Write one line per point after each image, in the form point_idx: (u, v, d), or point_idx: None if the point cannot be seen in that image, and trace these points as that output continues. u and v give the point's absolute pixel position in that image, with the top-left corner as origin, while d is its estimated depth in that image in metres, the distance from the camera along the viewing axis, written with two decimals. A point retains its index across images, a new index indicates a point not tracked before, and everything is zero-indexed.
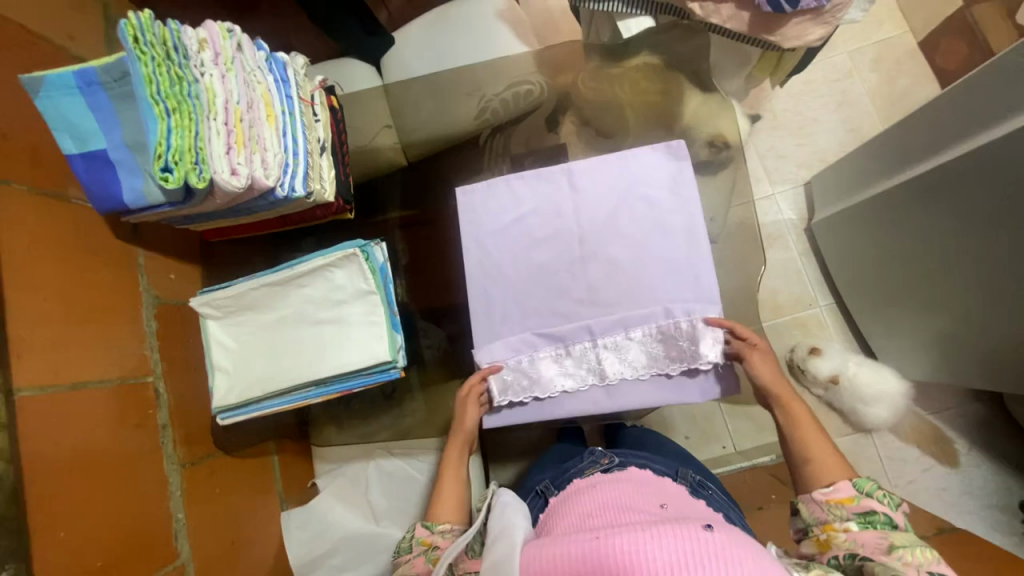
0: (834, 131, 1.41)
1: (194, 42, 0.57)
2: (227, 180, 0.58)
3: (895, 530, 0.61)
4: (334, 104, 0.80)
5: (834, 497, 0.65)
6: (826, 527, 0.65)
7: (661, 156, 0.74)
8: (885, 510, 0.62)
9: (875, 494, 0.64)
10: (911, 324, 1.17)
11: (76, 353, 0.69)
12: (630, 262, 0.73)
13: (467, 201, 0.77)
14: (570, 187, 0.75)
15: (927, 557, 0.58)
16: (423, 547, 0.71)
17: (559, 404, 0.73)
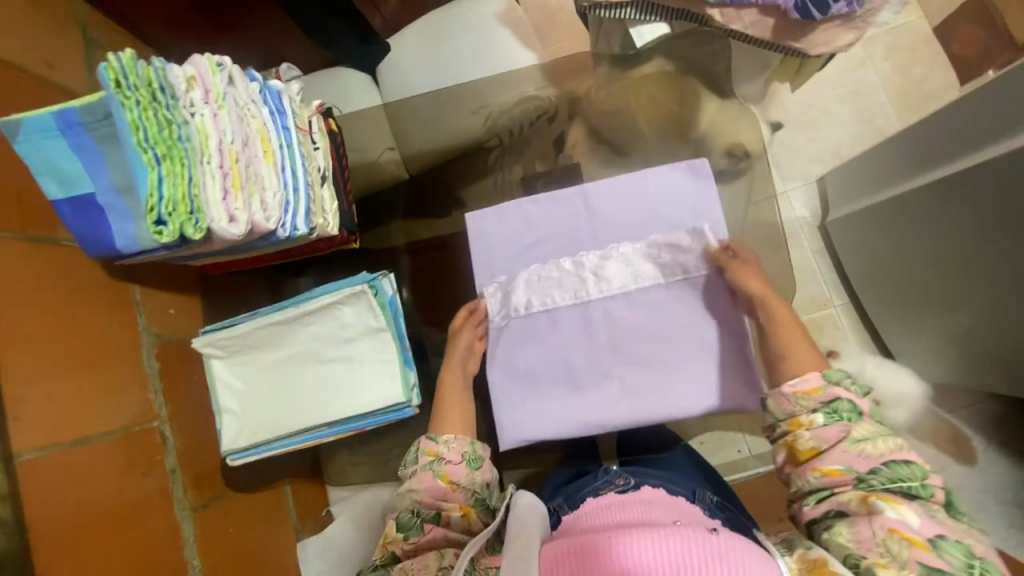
0: (847, 123, 1.36)
1: (182, 80, 0.52)
2: (225, 229, 0.54)
3: (856, 420, 0.59)
4: (333, 128, 0.75)
5: (801, 388, 0.61)
6: (792, 423, 0.61)
7: (682, 175, 0.72)
8: (849, 398, 0.60)
9: (842, 382, 0.61)
10: (928, 325, 1.15)
11: (75, 405, 0.67)
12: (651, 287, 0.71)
13: (478, 227, 0.74)
14: (586, 211, 0.73)
15: (886, 447, 0.57)
16: (429, 459, 0.67)
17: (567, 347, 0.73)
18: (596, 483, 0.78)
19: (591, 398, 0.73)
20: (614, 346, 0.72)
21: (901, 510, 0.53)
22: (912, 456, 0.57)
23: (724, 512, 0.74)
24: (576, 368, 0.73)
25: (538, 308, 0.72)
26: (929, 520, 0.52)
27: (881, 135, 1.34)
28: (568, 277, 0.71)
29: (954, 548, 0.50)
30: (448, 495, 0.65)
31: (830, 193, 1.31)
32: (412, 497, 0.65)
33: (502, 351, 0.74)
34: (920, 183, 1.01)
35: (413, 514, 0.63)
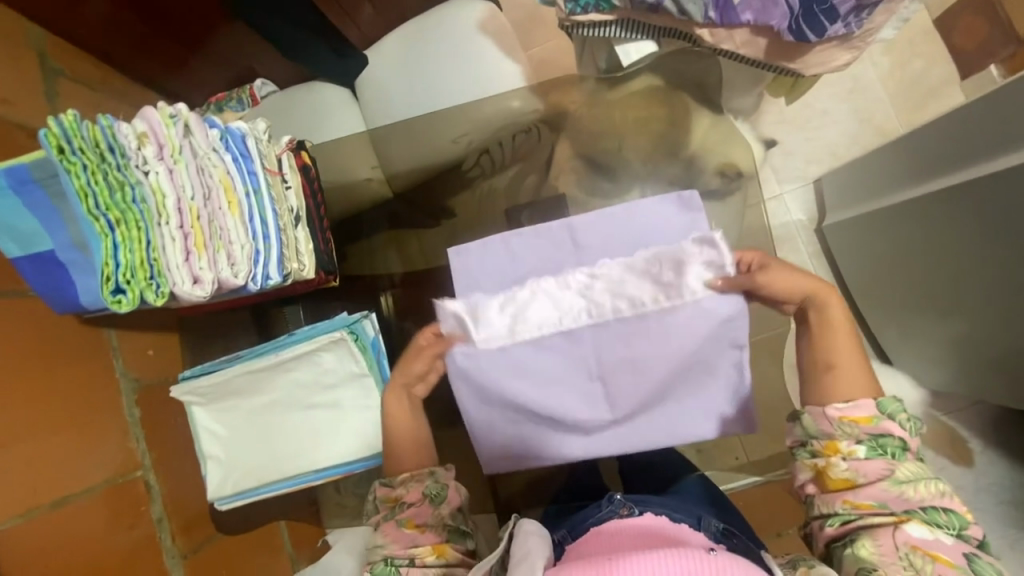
0: (844, 122, 1.32)
1: (132, 138, 0.49)
2: (188, 293, 0.52)
3: (903, 457, 0.57)
4: (305, 162, 0.71)
5: (849, 415, 0.58)
6: (830, 446, 0.59)
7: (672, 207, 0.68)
8: (900, 435, 0.58)
9: (898, 416, 0.58)
10: (924, 331, 1.12)
11: (53, 464, 0.65)
12: None
13: (462, 263, 0.70)
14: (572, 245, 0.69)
15: (928, 486, 0.56)
16: (391, 507, 0.63)
17: (545, 371, 0.65)
18: (600, 512, 0.70)
19: (579, 431, 0.68)
20: (604, 375, 0.65)
21: (933, 535, 0.53)
22: (953, 502, 0.56)
23: (731, 541, 0.66)
24: (561, 400, 0.66)
25: (516, 337, 0.62)
26: (959, 545, 0.53)
27: (878, 133, 1.30)
28: (547, 297, 0.61)
29: (985, 569, 0.51)
30: (417, 540, 0.60)
31: (828, 196, 1.28)
32: (380, 549, 0.60)
33: (473, 380, 0.65)
34: (923, 192, 0.98)
35: (386, 566, 0.59)
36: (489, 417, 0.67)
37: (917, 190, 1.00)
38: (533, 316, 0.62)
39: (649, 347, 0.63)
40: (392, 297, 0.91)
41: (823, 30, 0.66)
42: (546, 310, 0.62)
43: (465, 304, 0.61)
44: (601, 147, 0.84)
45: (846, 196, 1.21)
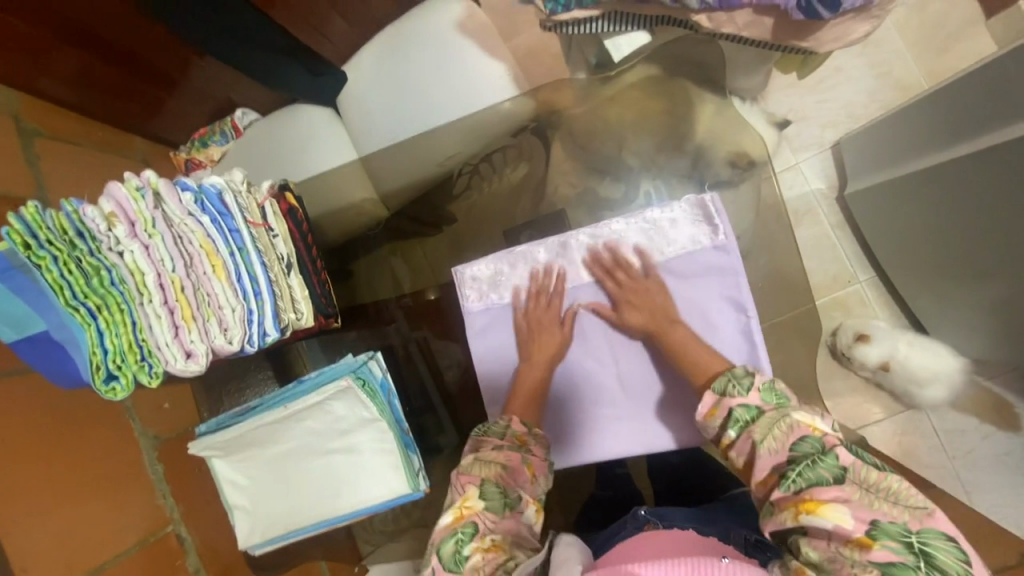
0: (860, 78, 1.22)
1: (100, 221, 0.48)
2: (183, 368, 0.50)
3: (757, 417, 0.53)
4: (291, 204, 0.68)
5: (701, 414, 0.57)
6: (722, 448, 0.56)
7: (688, 215, 0.65)
8: (742, 402, 0.55)
9: (727, 389, 0.56)
10: (962, 298, 1.05)
11: (82, 536, 0.65)
12: (657, 337, 0.67)
13: (470, 273, 0.72)
14: (584, 251, 0.67)
15: (782, 433, 0.51)
16: (517, 444, 0.60)
17: (559, 336, 0.69)
18: (625, 530, 0.67)
19: (597, 393, 0.69)
20: (608, 331, 0.68)
21: (829, 513, 0.45)
22: (807, 429, 0.50)
23: (766, 555, 0.60)
24: (572, 356, 0.69)
25: (524, 295, 0.70)
26: (861, 507, 0.45)
27: (898, 87, 1.21)
28: (549, 261, 0.69)
29: (890, 529, 0.44)
30: (528, 486, 0.58)
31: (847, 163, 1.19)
32: (495, 468, 0.56)
33: (490, 340, 0.72)
34: (952, 156, 0.90)
35: (498, 490, 0.55)
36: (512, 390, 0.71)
37: (950, 152, 0.92)
38: (539, 282, 0.69)
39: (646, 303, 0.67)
40: (403, 322, 0.88)
41: (837, 6, 0.63)
42: (551, 274, 0.69)
43: (478, 267, 0.71)
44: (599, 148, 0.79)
45: (868, 161, 1.13)
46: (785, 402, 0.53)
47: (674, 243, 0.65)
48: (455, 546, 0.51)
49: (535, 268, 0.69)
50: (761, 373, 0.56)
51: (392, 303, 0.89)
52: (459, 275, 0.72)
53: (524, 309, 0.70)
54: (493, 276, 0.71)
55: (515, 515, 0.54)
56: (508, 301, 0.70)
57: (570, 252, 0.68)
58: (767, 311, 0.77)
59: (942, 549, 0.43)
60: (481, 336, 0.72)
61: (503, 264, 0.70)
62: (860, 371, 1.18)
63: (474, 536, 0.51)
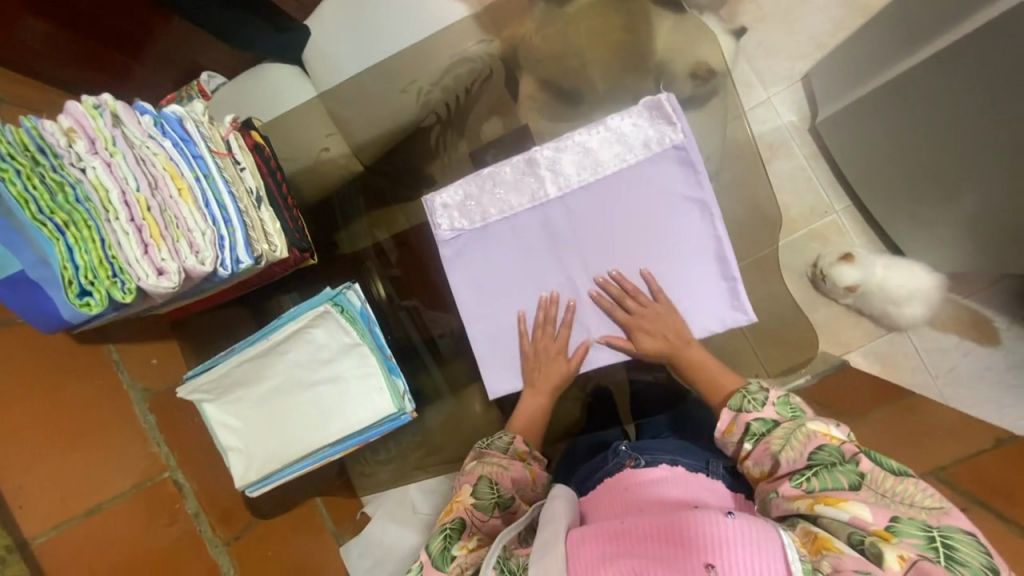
0: (827, 7, 1.23)
1: (59, 135, 0.49)
2: (155, 285, 0.51)
3: (772, 429, 0.63)
4: (256, 141, 0.68)
5: (720, 430, 0.67)
6: (741, 461, 0.65)
7: (643, 121, 0.66)
8: (757, 417, 0.65)
9: (743, 405, 0.66)
10: (935, 213, 1.06)
11: (76, 478, 0.66)
12: (628, 242, 0.68)
13: (440, 201, 0.71)
14: (549, 168, 0.68)
15: (800, 442, 0.60)
16: (518, 458, 0.72)
17: (535, 254, 0.70)
18: (609, 464, 0.75)
19: (564, 308, 0.71)
20: (579, 240, 0.69)
21: (849, 507, 0.53)
22: (823, 438, 0.60)
23: (736, 482, 0.70)
24: (544, 270, 0.70)
25: (494, 217, 0.70)
26: (879, 507, 0.53)
27: (863, 13, 1.22)
28: (517, 181, 0.69)
29: (909, 525, 0.52)
30: (523, 488, 0.70)
31: (817, 91, 1.20)
32: (494, 468, 0.69)
33: (465, 267, 0.72)
34: (916, 61, 0.90)
35: (491, 490, 0.66)
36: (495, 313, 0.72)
37: (909, 61, 0.93)
38: (509, 203, 0.69)
39: (613, 213, 0.68)
40: (376, 279, 0.89)
41: None
42: (518, 193, 0.69)
43: (447, 193, 0.71)
44: (561, 73, 0.80)
45: (836, 86, 1.13)
46: (797, 415, 0.64)
47: (635, 148, 0.66)
48: (443, 544, 0.62)
49: (504, 188, 0.69)
50: (773, 391, 0.66)
51: (377, 270, 0.89)
52: (428, 204, 0.71)
53: (532, 337, 0.72)
54: (463, 203, 0.71)
55: (505, 513, 0.66)
56: (479, 225, 0.70)
57: (536, 169, 0.68)
58: (733, 221, 0.79)
59: (961, 542, 0.50)
60: (455, 263, 0.72)
61: (472, 187, 0.70)
62: (839, 297, 1.20)
63: (462, 529, 0.63)
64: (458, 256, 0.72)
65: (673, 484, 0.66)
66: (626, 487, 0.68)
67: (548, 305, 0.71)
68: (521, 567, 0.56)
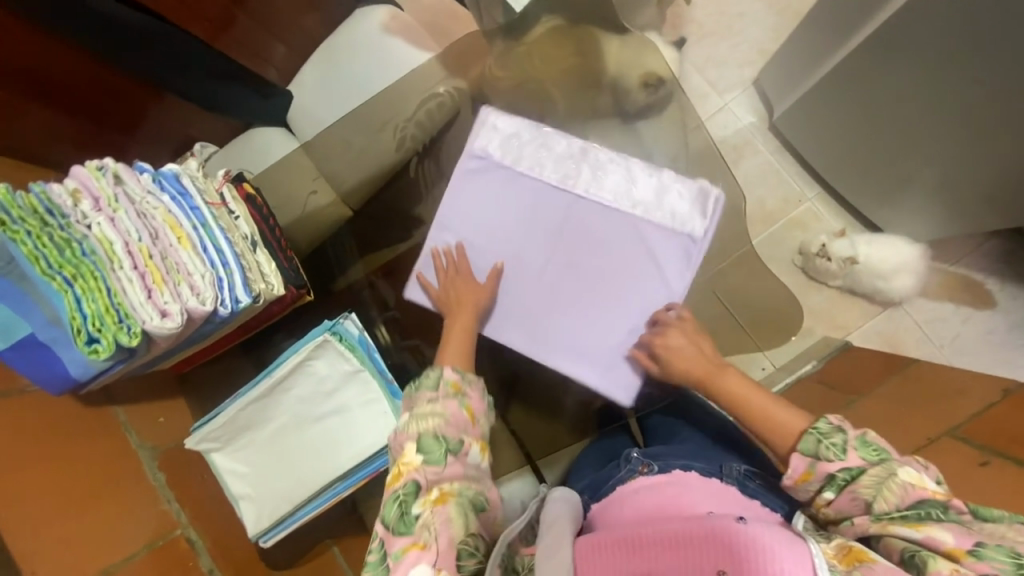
0: (763, 18, 1.34)
1: (66, 197, 0.55)
2: (159, 325, 0.54)
3: (859, 477, 0.55)
4: (249, 191, 0.72)
5: (795, 479, 0.60)
6: (815, 507, 0.59)
7: (689, 196, 0.71)
8: (841, 464, 0.57)
9: (822, 452, 0.58)
10: (903, 185, 1.11)
11: (86, 539, 0.65)
12: (617, 263, 0.72)
13: (490, 126, 0.75)
14: (594, 173, 0.73)
15: (895, 493, 0.53)
16: (451, 391, 0.67)
17: (533, 227, 0.74)
18: (621, 472, 0.73)
19: (528, 261, 0.74)
20: (577, 244, 0.73)
21: (923, 526, 0.50)
22: (922, 491, 0.53)
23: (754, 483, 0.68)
24: (528, 258, 0.74)
25: (525, 169, 0.74)
26: (961, 533, 0.49)
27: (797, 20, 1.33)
28: (558, 155, 0.74)
29: (994, 551, 0.47)
30: (470, 430, 0.65)
31: (769, 91, 1.28)
32: (432, 421, 0.63)
33: (479, 189, 0.75)
34: (848, 50, 0.98)
35: (438, 444, 0.62)
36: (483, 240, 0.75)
37: (844, 50, 1.00)
38: (542, 168, 0.74)
39: (621, 238, 0.72)
40: (386, 332, 0.93)
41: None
42: (552, 161, 0.74)
43: (504, 120, 0.75)
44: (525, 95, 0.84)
45: (784, 84, 1.21)
46: (884, 456, 0.56)
47: (664, 201, 0.71)
48: (399, 508, 0.59)
49: (554, 154, 0.74)
50: (851, 430, 0.58)
51: (376, 318, 0.93)
52: (483, 115, 0.75)
53: (438, 285, 0.76)
54: (511, 138, 0.75)
55: (459, 459, 0.62)
56: (509, 164, 0.74)
57: (583, 178, 0.73)
58: None
59: None
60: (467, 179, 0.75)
61: (527, 130, 0.75)
62: (829, 278, 1.22)
63: (418, 491, 0.59)
64: (476, 176, 0.75)
65: (694, 488, 0.65)
66: (635, 490, 0.67)
67: (520, 247, 0.74)
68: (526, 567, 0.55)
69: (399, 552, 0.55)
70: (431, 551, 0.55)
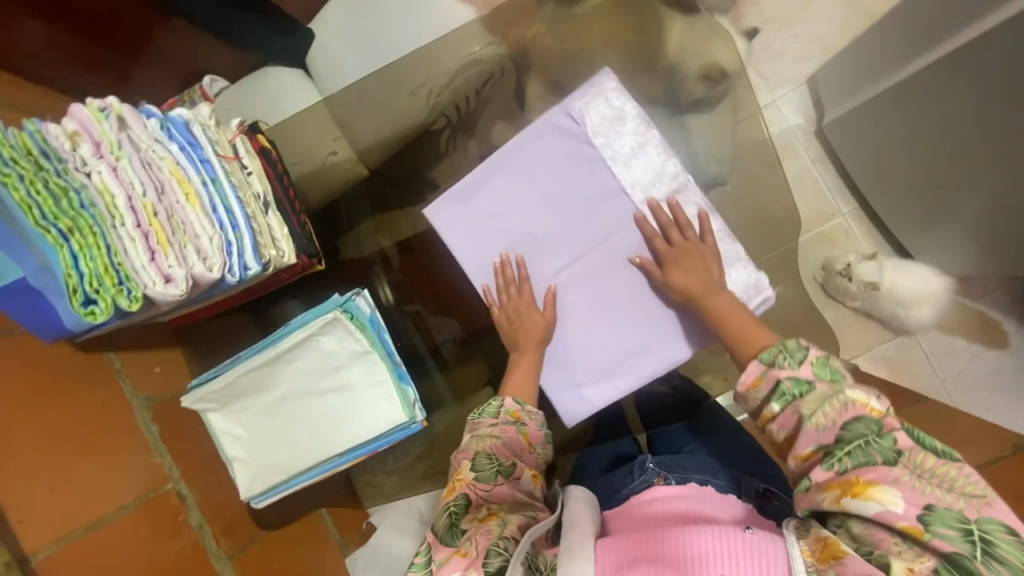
0: (831, 10, 1.24)
1: (63, 139, 0.49)
2: (162, 292, 0.50)
3: (807, 392, 0.52)
4: (263, 145, 0.65)
5: (745, 383, 0.56)
6: (760, 420, 0.55)
7: (741, 280, 0.67)
8: (792, 373, 0.53)
9: (776, 361, 0.54)
10: (945, 216, 1.06)
11: (77, 490, 0.65)
12: (637, 295, 0.69)
13: (597, 99, 0.66)
14: (672, 208, 0.66)
15: (834, 410, 0.50)
16: (511, 419, 0.66)
17: (579, 221, 0.68)
18: (634, 482, 0.73)
19: (562, 249, 0.69)
20: (614, 260, 0.69)
21: (879, 497, 0.46)
22: (862, 408, 0.50)
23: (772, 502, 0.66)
24: (557, 253, 0.69)
25: (608, 157, 0.66)
26: (912, 491, 0.45)
27: (869, 17, 1.23)
28: (644, 161, 0.66)
29: (945, 515, 0.44)
30: (525, 455, 0.65)
31: (824, 94, 1.19)
32: (490, 441, 0.63)
33: (555, 159, 0.68)
34: (922, 65, 0.91)
35: (491, 462, 0.61)
36: (529, 216, 0.69)
37: (919, 63, 0.92)
38: (624, 164, 0.66)
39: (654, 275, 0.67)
40: (387, 288, 0.90)
41: None
42: (637, 162, 0.66)
43: (619, 98, 0.66)
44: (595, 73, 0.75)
45: (842, 88, 1.13)
46: (837, 377, 0.52)
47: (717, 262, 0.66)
48: (450, 520, 0.57)
49: (644, 159, 0.66)
50: (813, 347, 0.53)
51: (381, 275, 0.90)
52: (602, 78, 0.66)
53: (500, 303, 0.71)
54: (612, 122, 0.66)
55: (510, 482, 0.61)
56: (595, 145, 0.66)
57: (654, 204, 0.66)
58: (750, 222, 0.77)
59: (1002, 541, 0.43)
60: (547, 144, 0.67)
61: (634, 120, 0.66)
62: (848, 299, 1.18)
63: (468, 507, 0.58)
64: (557, 145, 0.67)
65: (710, 500, 0.63)
66: (650, 500, 0.65)
67: (564, 236, 0.69)
68: (549, 567, 0.52)
69: (444, 560, 0.54)
70: (469, 557, 0.52)
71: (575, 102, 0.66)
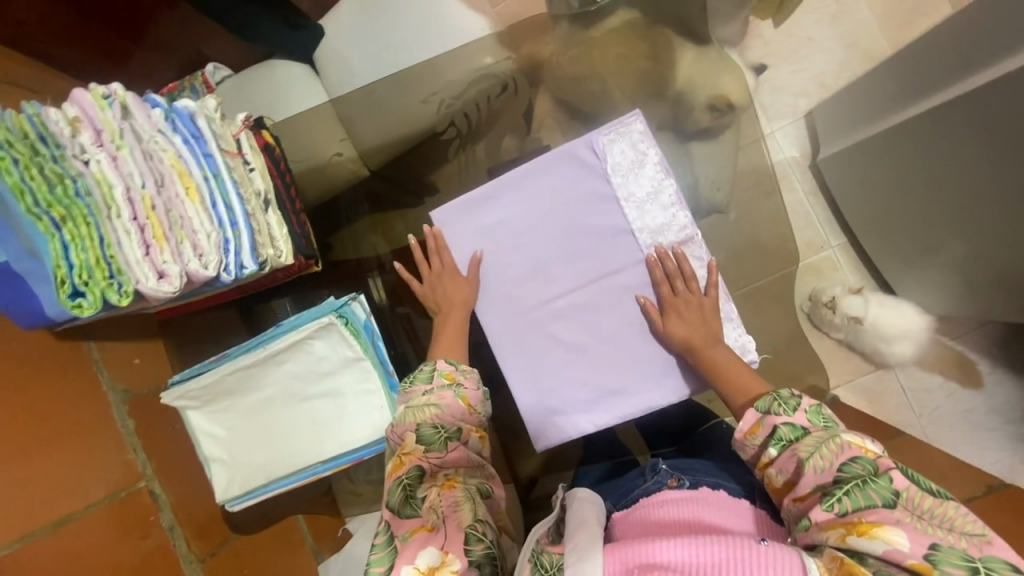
0: (832, 49, 1.28)
1: (63, 124, 0.48)
2: (154, 288, 0.49)
3: (802, 437, 0.56)
4: (267, 141, 0.65)
5: (742, 429, 0.60)
6: (759, 467, 0.58)
7: (734, 339, 0.68)
8: (787, 421, 0.57)
9: (772, 407, 0.58)
10: (929, 257, 1.09)
11: (46, 485, 0.62)
12: (634, 336, 0.69)
13: (624, 137, 0.67)
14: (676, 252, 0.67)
15: (831, 452, 0.53)
16: (448, 382, 0.65)
17: (586, 254, 0.69)
18: (646, 483, 0.71)
19: (558, 278, 0.69)
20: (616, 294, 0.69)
21: (882, 535, 0.46)
22: (858, 450, 0.52)
23: None
24: (556, 274, 0.69)
25: (623, 194, 0.67)
26: (916, 531, 0.46)
27: (866, 59, 1.27)
28: (657, 202, 0.67)
29: (949, 554, 0.45)
30: (467, 417, 0.64)
31: (820, 130, 1.23)
32: (429, 411, 0.62)
33: (571, 189, 0.68)
34: (915, 112, 0.94)
35: (436, 431, 0.62)
36: (534, 242, 0.69)
37: (913, 110, 0.95)
38: (637, 206, 0.67)
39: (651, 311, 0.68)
40: (378, 285, 0.87)
41: None
42: (651, 203, 0.67)
43: (643, 138, 0.67)
44: (621, 110, 0.76)
45: (838, 126, 1.17)
46: (830, 425, 0.56)
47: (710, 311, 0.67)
48: (405, 492, 0.58)
49: (657, 200, 0.67)
50: (806, 396, 0.58)
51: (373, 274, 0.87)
52: (631, 118, 0.67)
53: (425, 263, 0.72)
54: (634, 162, 0.67)
55: (460, 446, 0.62)
56: (612, 180, 0.67)
57: (657, 246, 0.67)
58: (747, 251, 0.78)
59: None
60: (564, 172, 0.68)
61: (655, 161, 0.67)
62: (832, 329, 1.20)
63: (422, 476, 0.59)
64: (574, 175, 0.68)
65: (723, 507, 0.62)
66: (660, 503, 0.64)
67: (568, 261, 0.69)
68: (554, 565, 0.49)
69: (407, 534, 0.54)
70: (438, 534, 0.54)
71: (603, 134, 0.67)
